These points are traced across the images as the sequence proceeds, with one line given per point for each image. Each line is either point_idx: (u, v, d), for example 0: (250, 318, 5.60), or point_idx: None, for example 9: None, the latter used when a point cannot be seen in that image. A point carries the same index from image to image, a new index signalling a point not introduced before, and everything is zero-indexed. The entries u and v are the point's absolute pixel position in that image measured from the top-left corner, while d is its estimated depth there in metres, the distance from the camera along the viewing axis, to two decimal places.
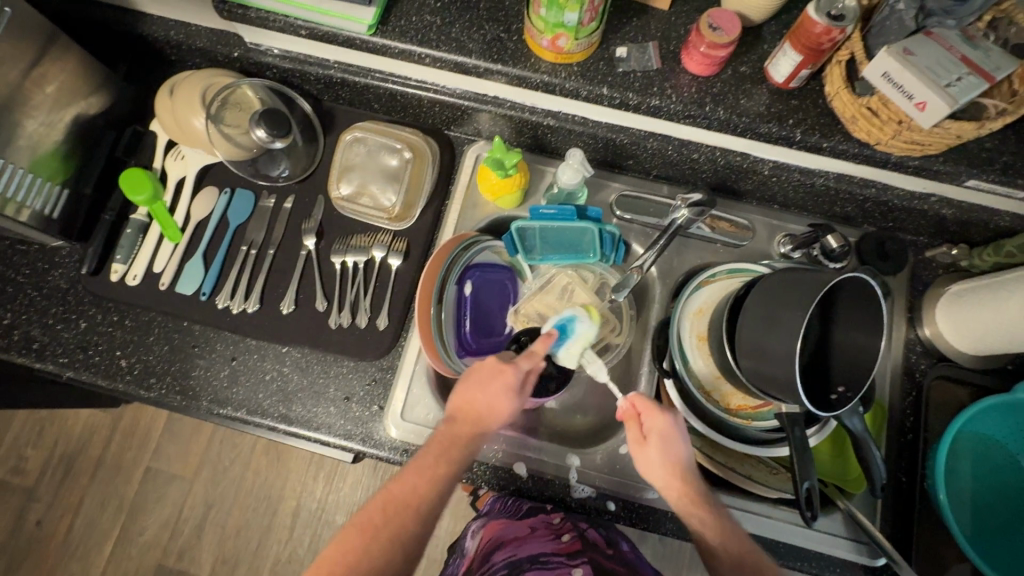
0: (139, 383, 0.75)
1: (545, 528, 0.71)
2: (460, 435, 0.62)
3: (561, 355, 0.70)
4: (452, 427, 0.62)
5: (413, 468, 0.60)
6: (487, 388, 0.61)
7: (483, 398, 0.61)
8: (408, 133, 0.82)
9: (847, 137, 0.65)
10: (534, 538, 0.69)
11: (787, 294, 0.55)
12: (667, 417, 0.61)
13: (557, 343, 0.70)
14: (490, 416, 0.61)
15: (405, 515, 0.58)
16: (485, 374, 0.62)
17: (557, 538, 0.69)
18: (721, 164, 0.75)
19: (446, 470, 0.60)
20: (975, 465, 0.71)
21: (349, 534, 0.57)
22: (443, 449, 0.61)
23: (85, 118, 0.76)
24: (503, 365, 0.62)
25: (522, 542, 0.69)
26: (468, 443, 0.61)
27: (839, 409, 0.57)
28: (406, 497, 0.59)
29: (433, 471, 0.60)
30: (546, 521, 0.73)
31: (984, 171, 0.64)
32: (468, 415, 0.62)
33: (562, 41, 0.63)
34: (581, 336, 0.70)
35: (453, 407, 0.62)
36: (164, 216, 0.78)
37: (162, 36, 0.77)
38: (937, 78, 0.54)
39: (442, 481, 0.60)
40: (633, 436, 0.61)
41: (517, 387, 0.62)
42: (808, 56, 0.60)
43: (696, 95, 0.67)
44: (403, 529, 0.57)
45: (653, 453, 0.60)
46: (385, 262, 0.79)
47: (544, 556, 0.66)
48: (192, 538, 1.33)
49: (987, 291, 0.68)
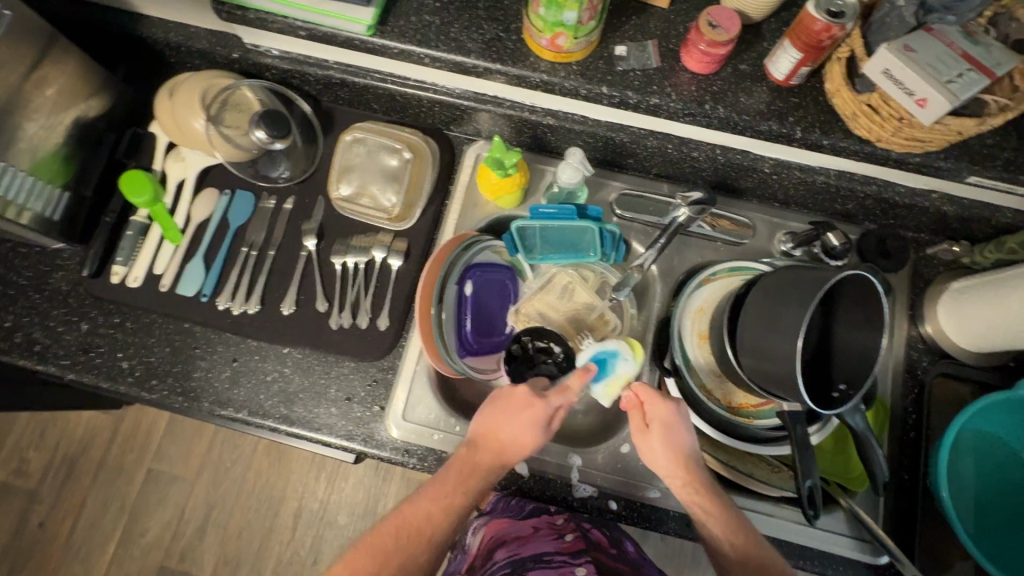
0: (140, 385, 0.75)
1: (549, 528, 0.70)
2: (480, 463, 0.61)
3: (597, 392, 0.65)
4: (473, 453, 0.61)
5: (427, 494, 0.60)
6: (514, 420, 0.61)
7: (509, 429, 0.60)
8: (407, 134, 0.82)
9: (847, 134, 0.65)
10: (537, 538, 0.68)
11: (788, 292, 0.55)
12: (671, 407, 0.61)
13: (597, 378, 0.65)
14: (514, 448, 0.61)
15: (416, 543, 0.58)
16: (513, 403, 0.61)
17: (560, 538, 0.68)
18: (721, 162, 0.75)
19: (463, 497, 0.60)
20: (978, 462, 0.71)
21: (358, 555, 0.57)
22: (462, 476, 0.60)
23: (85, 121, 0.76)
24: (533, 397, 0.61)
25: (525, 542, 0.69)
26: (488, 471, 0.61)
27: (840, 407, 0.57)
28: (418, 524, 0.58)
29: (450, 498, 0.60)
30: (549, 520, 0.72)
31: (986, 167, 0.64)
32: (492, 445, 0.61)
33: (561, 40, 0.63)
34: (620, 373, 0.65)
35: (477, 433, 0.61)
36: (165, 218, 0.78)
37: (161, 38, 0.77)
38: (937, 75, 0.54)
39: (456, 510, 0.60)
40: (635, 424, 0.62)
41: (545, 421, 0.61)
42: (807, 53, 0.60)
43: (696, 93, 0.67)
44: (413, 558, 0.57)
45: (657, 444, 0.60)
46: (386, 263, 0.79)
47: (548, 555, 0.65)
48: (194, 539, 1.33)
49: (989, 288, 0.68)
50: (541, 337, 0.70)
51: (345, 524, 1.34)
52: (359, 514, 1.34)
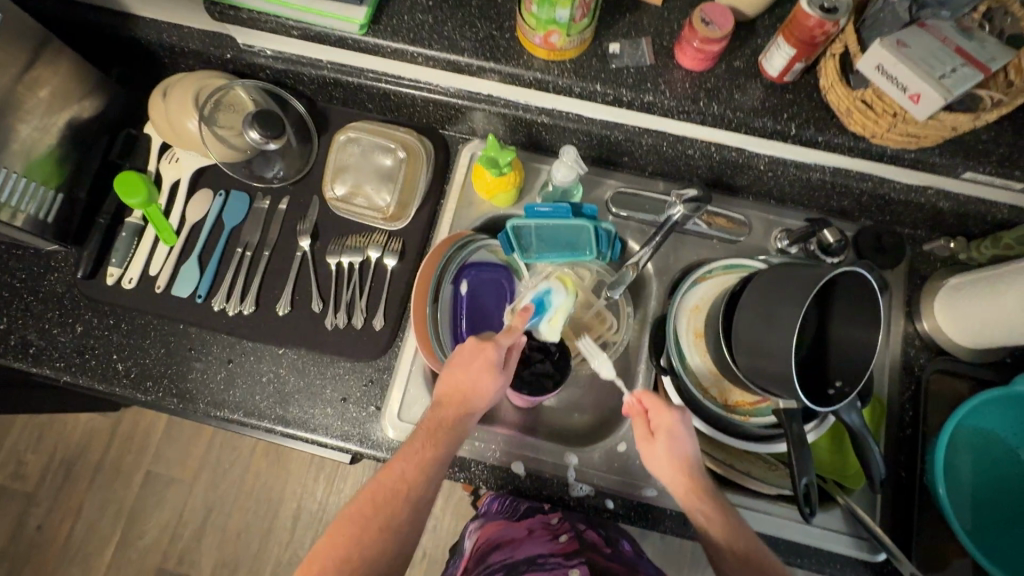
0: (135, 387, 0.75)
1: (543, 529, 0.72)
2: (446, 418, 0.62)
3: (542, 329, 0.73)
4: (438, 410, 0.62)
5: (400, 457, 0.60)
6: (468, 367, 0.62)
7: (465, 376, 0.62)
8: (402, 133, 0.82)
9: (842, 130, 0.65)
10: (531, 539, 0.70)
11: (782, 289, 0.55)
12: (677, 414, 0.61)
13: (536, 316, 0.72)
14: (474, 395, 0.62)
15: (395, 502, 0.57)
16: (468, 355, 0.63)
17: (554, 539, 0.70)
18: (716, 160, 0.75)
19: (434, 452, 0.60)
20: (976, 459, 0.71)
21: (340, 529, 0.56)
22: (430, 432, 0.61)
23: (79, 122, 0.76)
24: (483, 343, 0.63)
25: (520, 543, 0.70)
26: (456, 424, 0.62)
27: (836, 404, 0.57)
28: (395, 486, 0.58)
29: (422, 456, 0.59)
30: (543, 522, 0.74)
31: (981, 163, 0.63)
32: (455, 395, 0.62)
33: (554, 38, 0.63)
34: (558, 307, 0.73)
35: (440, 391, 0.63)
36: (159, 218, 0.78)
37: (154, 38, 0.77)
38: (931, 70, 0.53)
39: (430, 466, 0.59)
40: (642, 432, 0.62)
41: (499, 364, 0.63)
42: (801, 49, 0.60)
43: (690, 90, 0.66)
44: (394, 518, 0.57)
45: (660, 451, 0.61)
46: (381, 262, 0.79)
47: (541, 556, 0.66)
48: (193, 541, 1.33)
49: (985, 284, 0.67)
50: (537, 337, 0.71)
51: None
52: None
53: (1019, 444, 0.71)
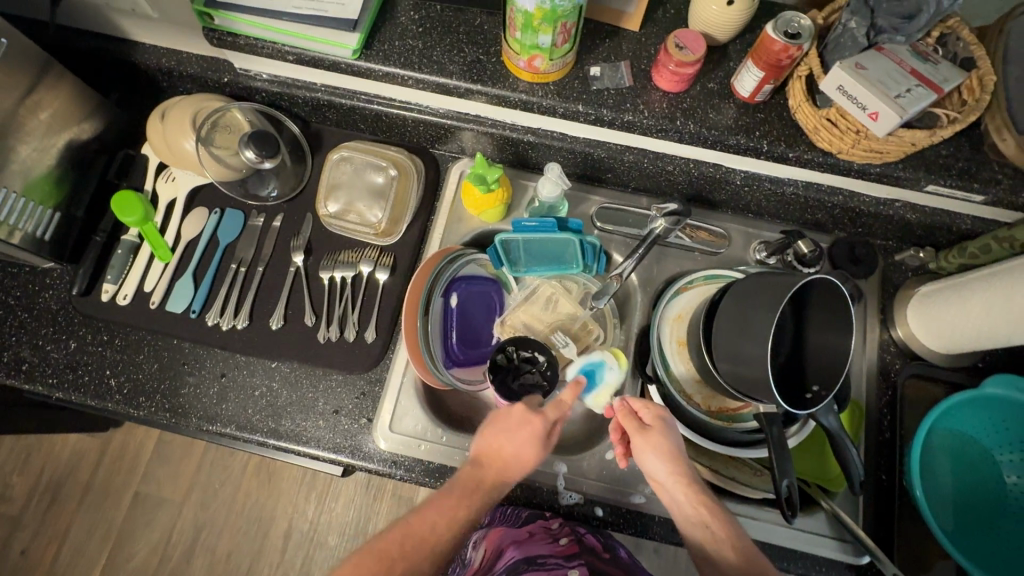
0: (128, 402, 0.76)
1: (544, 533, 0.71)
2: (484, 481, 0.59)
3: (587, 400, 0.73)
4: (477, 471, 0.59)
5: (434, 503, 0.56)
6: (516, 436, 0.60)
7: (511, 444, 0.60)
8: (394, 152, 0.84)
9: (811, 147, 0.69)
10: (531, 542, 0.69)
11: (757, 295, 0.58)
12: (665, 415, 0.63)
13: (586, 389, 0.72)
14: (516, 465, 0.59)
15: (422, 552, 0.53)
16: (514, 421, 0.61)
17: (554, 541, 0.69)
18: (695, 175, 0.78)
19: (468, 511, 0.57)
20: (952, 461, 0.73)
21: (363, 562, 0.51)
22: (467, 492, 0.58)
23: (77, 143, 0.78)
24: (536, 412, 0.62)
25: (520, 547, 0.69)
26: (490, 490, 0.58)
27: (814, 407, 0.59)
28: (426, 530, 0.54)
29: (454, 514, 0.56)
30: (545, 526, 0.73)
31: (942, 176, 0.67)
32: (495, 462, 0.60)
33: (538, 61, 0.66)
34: (607, 383, 0.73)
35: (481, 452, 0.60)
36: (155, 236, 0.79)
37: (154, 63, 0.79)
38: (887, 90, 0.57)
39: (461, 524, 0.56)
40: (630, 430, 0.61)
41: (547, 436, 0.61)
42: (769, 72, 0.64)
43: (667, 110, 0.70)
44: (420, 568, 0.53)
45: (650, 443, 0.60)
46: (373, 277, 0.81)
47: (542, 557, 0.66)
48: (181, 564, 1.31)
49: (954, 291, 0.71)
50: (524, 346, 0.72)
51: (336, 544, 1.32)
52: (349, 534, 1.33)
53: (993, 445, 0.73)
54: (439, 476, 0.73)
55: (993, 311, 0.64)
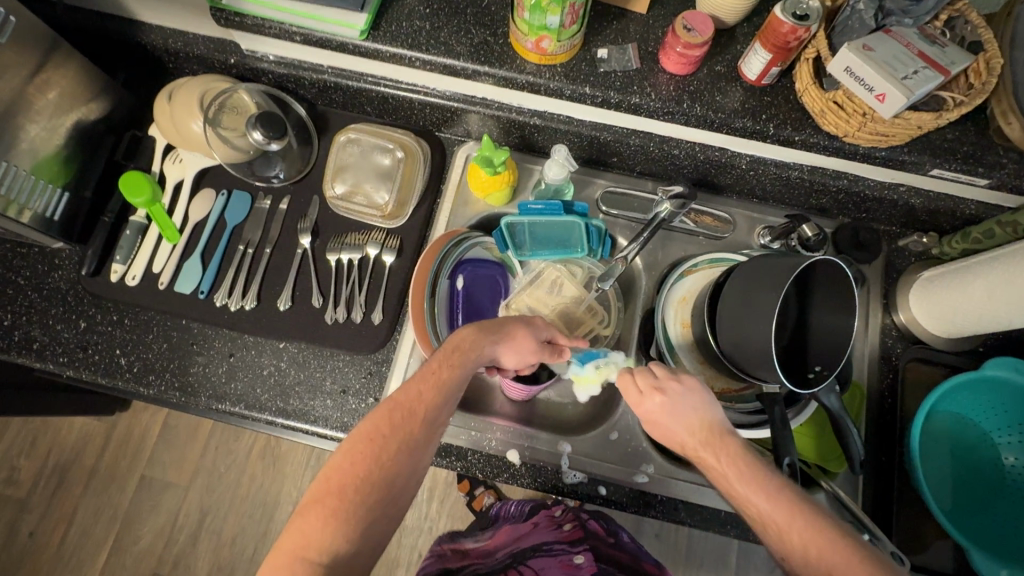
0: (138, 380, 0.77)
1: (548, 520, 0.81)
2: (467, 343, 0.57)
3: (584, 368, 0.66)
4: (459, 337, 0.58)
5: (420, 374, 0.54)
6: (508, 321, 0.62)
7: (501, 324, 0.61)
8: (401, 134, 0.85)
9: (817, 130, 0.69)
10: (537, 531, 0.79)
11: (761, 276, 0.59)
12: (679, 380, 0.56)
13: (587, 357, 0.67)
14: (503, 337, 0.60)
15: (410, 421, 0.51)
16: (512, 321, 0.62)
17: (559, 527, 0.79)
18: (701, 159, 0.78)
19: (453, 376, 0.55)
20: (951, 443, 0.74)
21: (355, 445, 0.50)
22: (448, 354, 0.56)
23: (86, 124, 0.79)
24: (535, 319, 0.65)
25: (531, 535, 0.79)
26: (470, 355, 0.56)
27: (815, 385, 0.61)
28: (416, 395, 0.53)
29: (437, 377, 0.54)
30: (549, 514, 0.83)
31: (947, 160, 0.68)
32: (478, 334, 0.58)
33: (546, 43, 0.66)
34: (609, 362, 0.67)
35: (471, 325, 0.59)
36: (163, 217, 0.81)
37: (160, 43, 0.79)
38: (894, 72, 0.57)
39: (447, 390, 0.54)
40: (634, 397, 0.57)
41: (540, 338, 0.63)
42: (777, 54, 0.64)
43: (674, 92, 0.70)
44: (410, 437, 0.51)
45: (657, 406, 0.56)
46: (380, 259, 0.82)
47: (547, 545, 0.75)
48: (188, 545, 1.33)
49: (956, 275, 0.71)
50: None
51: None
52: None
53: (993, 428, 0.74)
54: (444, 455, 0.75)
55: (994, 294, 0.65)
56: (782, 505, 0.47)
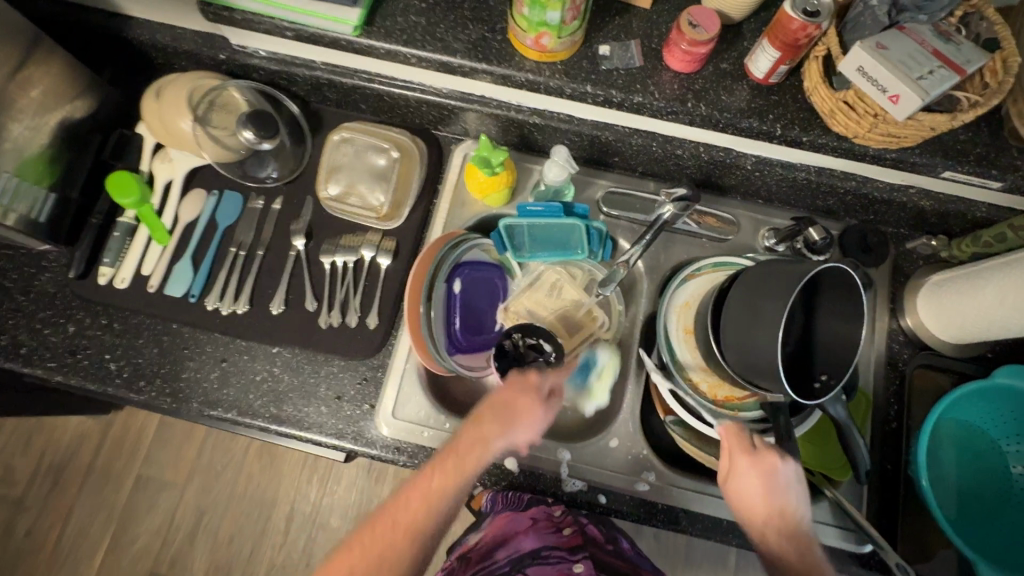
0: (128, 386, 0.75)
1: (547, 521, 0.74)
2: (463, 454, 0.60)
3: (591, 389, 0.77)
4: (457, 442, 0.61)
5: (422, 477, 0.59)
6: (507, 404, 0.63)
7: (502, 415, 0.62)
8: (395, 133, 0.82)
9: (826, 131, 0.67)
10: (533, 532, 0.72)
11: (767, 284, 0.57)
12: (780, 456, 0.57)
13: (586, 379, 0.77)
14: (502, 432, 0.61)
15: (399, 538, 0.56)
16: (508, 391, 0.64)
17: (558, 532, 0.73)
18: (705, 160, 0.76)
19: (448, 488, 0.58)
20: (958, 451, 0.73)
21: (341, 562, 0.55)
22: (445, 464, 0.59)
23: (71, 122, 0.76)
24: (532, 379, 0.65)
25: (526, 536, 0.72)
26: (467, 462, 0.59)
27: (822, 397, 0.59)
28: (414, 504, 0.58)
29: (430, 489, 0.58)
30: (547, 512, 0.75)
31: (960, 162, 0.65)
32: (478, 436, 0.61)
33: (546, 40, 0.64)
34: (604, 366, 0.78)
35: (473, 422, 0.62)
36: (153, 219, 0.79)
37: (147, 39, 0.77)
38: (909, 72, 0.55)
39: (440, 502, 0.58)
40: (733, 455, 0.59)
41: (543, 399, 0.64)
42: (785, 52, 0.61)
43: (678, 91, 0.68)
44: (395, 555, 0.56)
45: (740, 475, 0.58)
46: (375, 262, 0.80)
47: (546, 550, 0.70)
48: (185, 545, 1.32)
49: (966, 280, 0.69)
50: (530, 333, 0.71)
51: (339, 526, 1.34)
52: (352, 516, 1.34)
53: (1000, 436, 0.73)
54: None
55: (1006, 301, 0.63)
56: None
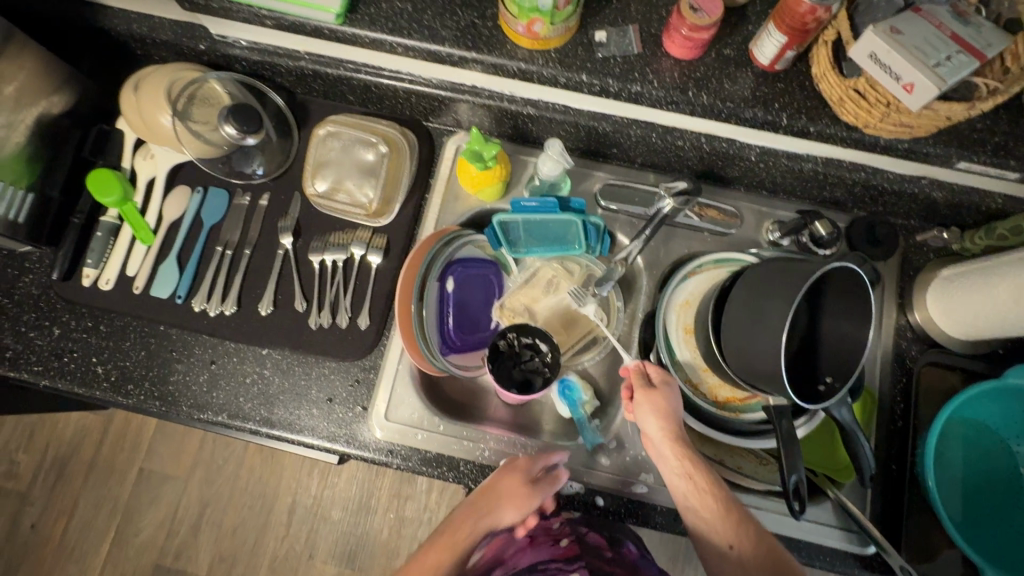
0: (117, 390, 0.74)
1: (544, 534, 0.68)
2: (450, 544, 0.60)
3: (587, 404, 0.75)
4: (445, 532, 0.61)
5: (418, 562, 0.59)
6: (499, 497, 0.62)
7: (492, 504, 0.62)
8: (382, 126, 0.79)
9: (834, 120, 0.63)
10: (530, 547, 0.66)
11: (770, 284, 0.55)
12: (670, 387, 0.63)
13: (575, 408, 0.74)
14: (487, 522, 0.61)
15: None
16: (500, 473, 0.64)
17: (555, 543, 0.66)
18: (707, 151, 0.73)
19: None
20: (966, 452, 0.71)
21: None
22: (432, 552, 0.60)
23: (48, 118, 0.74)
24: (525, 463, 0.64)
25: (523, 553, 0.66)
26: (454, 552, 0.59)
27: (827, 400, 0.56)
28: None
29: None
30: (545, 527, 0.69)
31: (976, 153, 0.62)
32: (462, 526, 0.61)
33: (538, 26, 0.61)
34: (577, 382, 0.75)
35: (462, 513, 0.62)
36: (136, 217, 0.77)
37: (124, 29, 0.73)
38: (925, 58, 0.51)
39: None
40: (636, 387, 0.63)
41: (534, 482, 0.63)
42: (793, 37, 0.58)
43: (679, 80, 0.64)
44: None
45: (651, 404, 0.61)
46: (365, 260, 0.77)
47: (542, 564, 0.63)
48: (189, 538, 1.33)
49: (978, 275, 0.67)
50: (526, 332, 0.69)
51: (339, 518, 1.34)
52: (352, 509, 1.34)
53: (1010, 436, 0.71)
54: (436, 465, 0.72)
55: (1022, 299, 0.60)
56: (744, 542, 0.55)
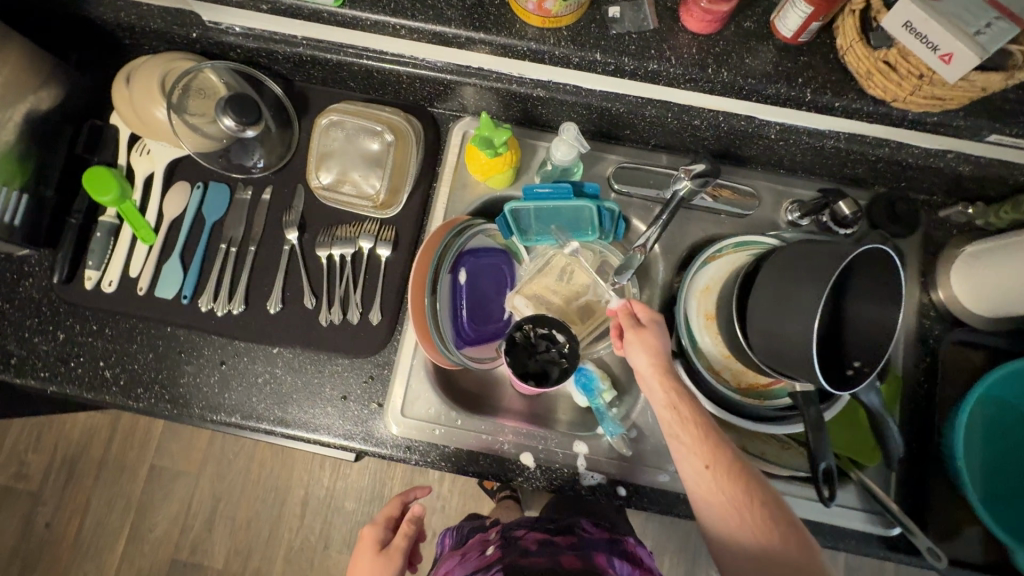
0: (126, 394, 0.72)
1: (477, 548, 0.71)
2: None
3: (606, 391, 0.73)
4: None
5: None
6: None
7: None
8: (387, 114, 0.77)
9: (861, 94, 0.61)
10: (464, 561, 0.68)
11: (800, 267, 0.52)
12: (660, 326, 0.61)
13: (592, 395, 0.73)
14: None
15: None
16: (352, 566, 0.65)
17: (483, 553, 0.67)
18: (725, 130, 0.70)
19: None
20: (988, 431, 0.70)
21: None
22: None
23: (38, 115, 0.71)
24: (366, 534, 0.67)
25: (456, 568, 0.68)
26: None
27: (855, 385, 0.55)
28: None
29: None
30: (483, 541, 0.74)
31: (1007, 124, 0.60)
32: None
33: (549, 3, 0.57)
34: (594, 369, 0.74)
35: None
36: (135, 215, 0.75)
37: (111, 18, 0.70)
38: (963, 26, 0.49)
39: None
40: (625, 326, 0.61)
41: (381, 549, 0.65)
42: (819, 7, 0.54)
43: (698, 56, 0.61)
44: None
45: (641, 340, 0.60)
46: (374, 253, 0.75)
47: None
48: (204, 532, 1.33)
49: (1003, 251, 0.65)
50: (543, 324, 0.67)
51: (353, 509, 1.34)
52: (365, 499, 1.34)
53: None
54: (454, 459, 0.71)
55: None
56: (723, 466, 0.54)
